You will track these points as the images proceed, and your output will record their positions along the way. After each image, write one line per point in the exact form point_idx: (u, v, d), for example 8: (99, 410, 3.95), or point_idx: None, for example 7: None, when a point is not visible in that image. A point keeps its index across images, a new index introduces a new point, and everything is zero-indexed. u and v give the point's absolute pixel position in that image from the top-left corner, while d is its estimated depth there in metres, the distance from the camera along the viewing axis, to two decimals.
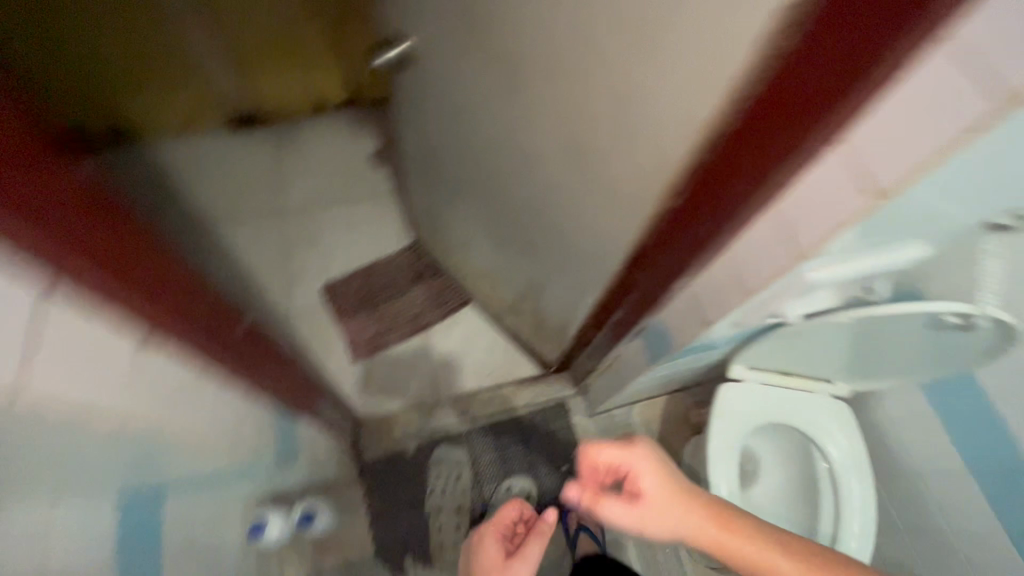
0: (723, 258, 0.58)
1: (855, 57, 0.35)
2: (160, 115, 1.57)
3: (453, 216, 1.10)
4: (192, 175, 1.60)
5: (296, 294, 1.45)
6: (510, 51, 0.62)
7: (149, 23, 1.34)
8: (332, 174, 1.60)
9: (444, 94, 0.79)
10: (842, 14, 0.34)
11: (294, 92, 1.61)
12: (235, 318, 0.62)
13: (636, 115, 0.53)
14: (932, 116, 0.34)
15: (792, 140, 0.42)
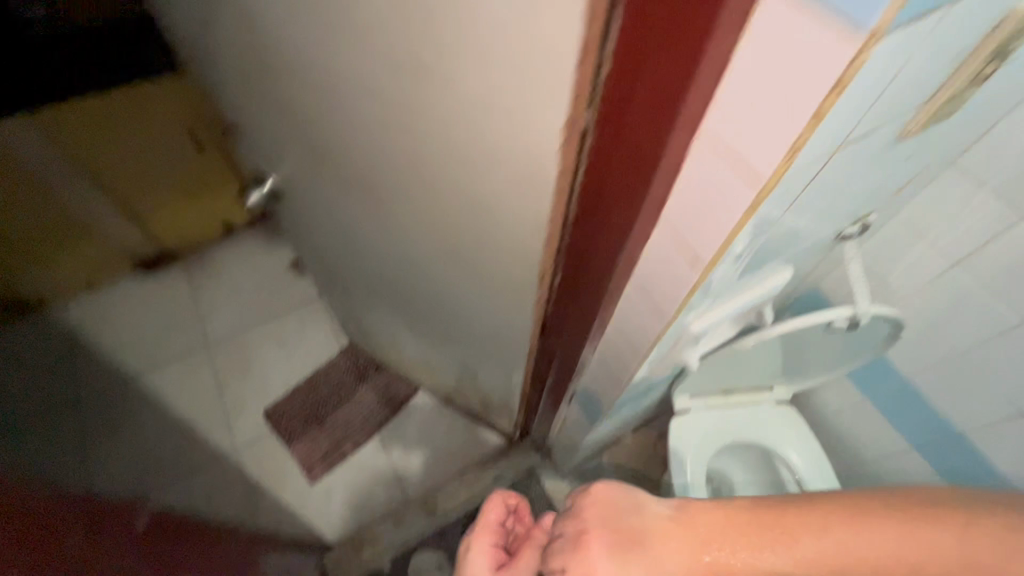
0: (614, 324, 0.59)
1: (638, 159, 0.38)
2: (64, 282, 1.50)
3: (373, 317, 1.09)
4: (103, 331, 1.52)
5: (236, 429, 1.38)
6: (362, 177, 0.64)
7: (39, 202, 1.29)
8: (252, 294, 1.57)
9: (322, 217, 0.80)
10: (615, 124, 0.37)
11: (197, 223, 1.58)
12: (130, 518, 0.61)
13: (489, 217, 0.55)
14: (717, 200, 0.37)
15: (621, 226, 0.44)
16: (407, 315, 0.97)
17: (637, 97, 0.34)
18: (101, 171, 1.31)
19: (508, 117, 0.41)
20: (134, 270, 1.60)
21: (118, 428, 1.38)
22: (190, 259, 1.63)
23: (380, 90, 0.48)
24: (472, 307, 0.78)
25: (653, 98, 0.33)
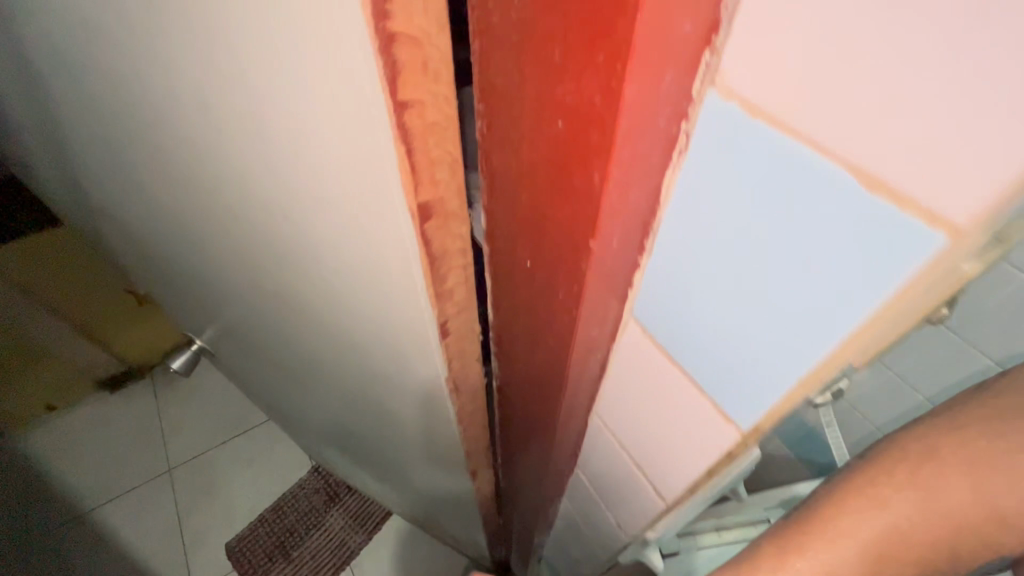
0: (564, 514, 0.54)
1: (544, 419, 0.35)
2: (20, 412, 1.41)
3: (329, 455, 1.01)
4: (55, 458, 1.42)
5: (195, 569, 1.27)
6: (279, 361, 0.58)
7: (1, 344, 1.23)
8: (218, 411, 1.50)
9: (253, 372, 0.74)
10: (516, 385, 0.35)
11: (160, 337, 1.51)
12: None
13: (403, 426, 0.49)
14: (633, 480, 0.35)
15: (545, 456, 0.42)
16: (358, 462, 0.91)
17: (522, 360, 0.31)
18: (65, 306, 1.26)
19: (389, 360, 0.36)
20: (93, 394, 1.52)
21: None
22: (154, 377, 1.56)
23: (263, 309, 0.43)
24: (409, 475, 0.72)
25: (542, 385, 0.31)
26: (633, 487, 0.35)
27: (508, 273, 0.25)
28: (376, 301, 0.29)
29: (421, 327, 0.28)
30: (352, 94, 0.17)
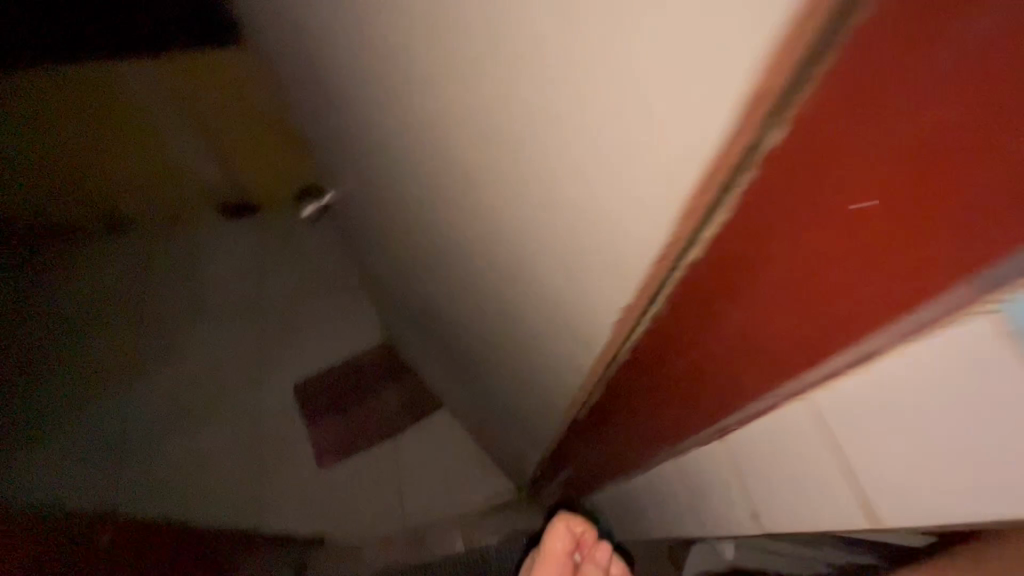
0: (664, 465, 0.54)
1: (736, 384, 0.34)
2: (151, 211, 1.61)
3: (418, 335, 1.06)
4: (171, 261, 1.59)
5: (266, 395, 1.41)
6: (417, 238, 0.61)
7: (138, 132, 1.42)
8: (315, 264, 1.60)
9: (379, 239, 0.77)
10: (709, 348, 0.34)
11: (276, 183, 1.62)
12: (91, 534, 0.65)
13: (536, 328, 0.50)
14: (832, 474, 0.34)
15: (694, 415, 0.41)
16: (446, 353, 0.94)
17: (722, 321, 0.31)
18: (189, 109, 1.40)
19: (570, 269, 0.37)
20: (216, 215, 1.66)
21: (162, 364, 1.45)
22: (267, 216, 1.67)
23: (439, 182, 0.45)
24: (497, 379, 0.74)
25: (769, 353, 0.29)
26: (828, 479, 0.34)
27: (793, 237, 0.23)
28: (606, 196, 0.28)
29: (658, 230, 0.27)
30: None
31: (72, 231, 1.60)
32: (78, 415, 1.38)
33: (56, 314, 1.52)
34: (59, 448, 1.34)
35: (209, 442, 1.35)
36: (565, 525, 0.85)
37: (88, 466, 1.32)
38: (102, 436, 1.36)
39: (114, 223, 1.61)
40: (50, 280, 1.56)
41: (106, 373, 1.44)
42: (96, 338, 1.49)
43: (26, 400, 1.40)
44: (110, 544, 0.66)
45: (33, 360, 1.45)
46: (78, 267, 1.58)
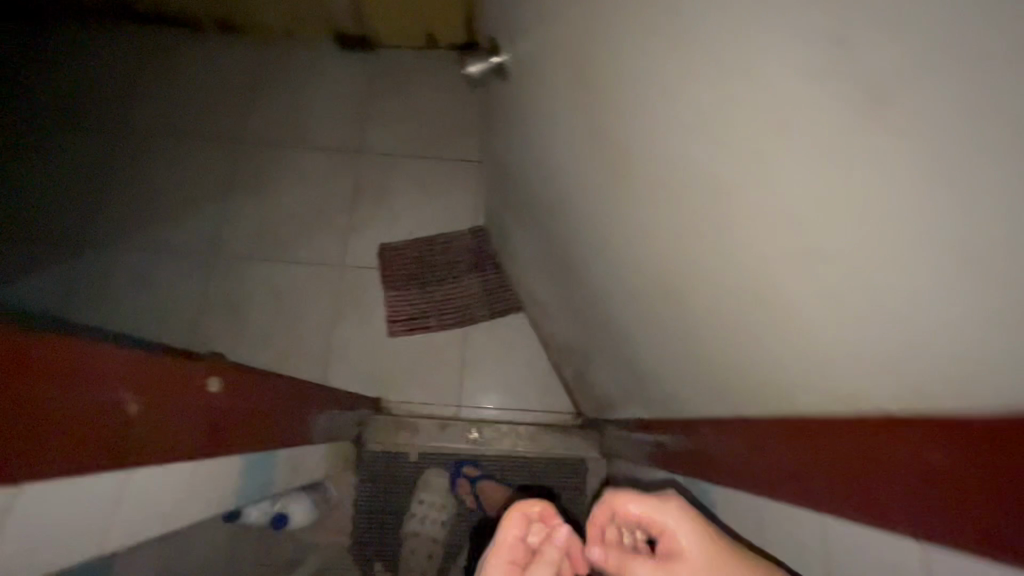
0: (762, 502, 0.47)
1: (987, 524, 0.25)
2: (268, 21, 1.50)
3: (535, 233, 0.97)
4: (281, 82, 1.52)
5: (352, 248, 1.39)
6: (613, 150, 0.50)
7: None
8: (421, 120, 1.48)
9: (547, 127, 0.65)
10: (989, 466, 0.24)
11: (403, 22, 1.44)
12: (211, 372, 0.51)
13: (740, 304, 0.40)
14: None
15: (875, 499, 0.32)
16: (565, 267, 0.85)
17: (881, 466, 0.31)
18: None
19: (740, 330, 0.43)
20: (331, 41, 1.55)
21: (261, 188, 1.43)
22: (383, 55, 1.54)
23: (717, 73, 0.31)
24: (641, 318, 0.64)
25: None
26: None
27: None
28: None
29: None
30: (1008, 249, 0.20)
31: (194, 25, 1.55)
32: (176, 216, 1.41)
33: (168, 107, 1.50)
34: (156, 244, 1.39)
35: (288, 279, 1.36)
36: (515, 512, 0.57)
37: (179, 269, 1.37)
38: (194, 244, 1.39)
39: (232, 23, 1.53)
40: (167, 71, 1.53)
41: (205, 183, 1.44)
42: (200, 142, 1.47)
43: (132, 188, 1.43)
44: (221, 393, 0.52)
45: (142, 149, 1.47)
46: (193, 64, 1.54)
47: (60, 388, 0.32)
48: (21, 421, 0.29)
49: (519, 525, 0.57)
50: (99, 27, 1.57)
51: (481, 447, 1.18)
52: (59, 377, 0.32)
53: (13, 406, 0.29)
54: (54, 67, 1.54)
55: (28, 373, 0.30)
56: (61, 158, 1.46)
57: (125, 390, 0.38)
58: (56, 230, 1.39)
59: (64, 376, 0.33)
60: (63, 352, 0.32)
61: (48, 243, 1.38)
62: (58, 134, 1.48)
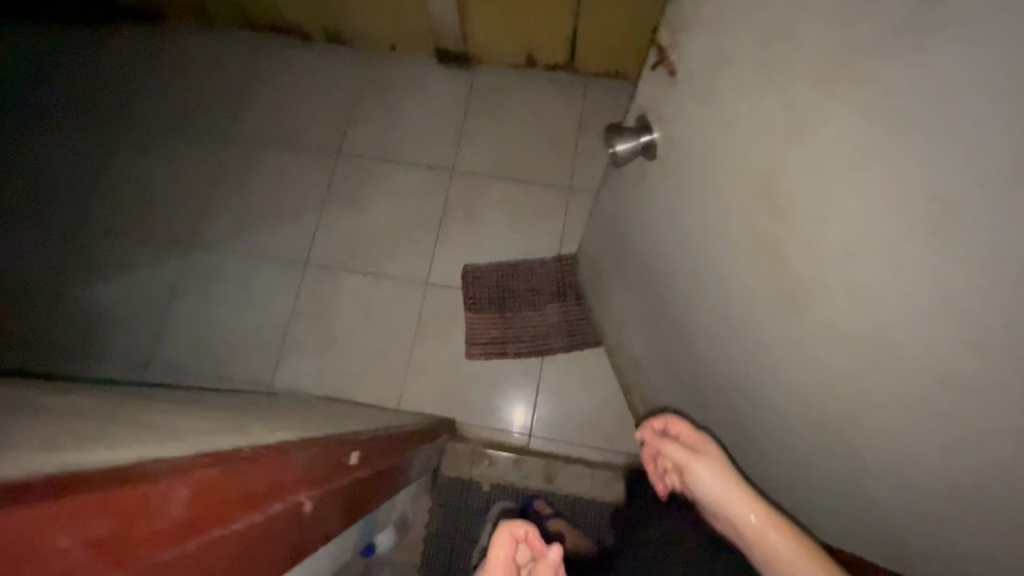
0: None
1: None
2: (373, 34, 1.53)
3: (639, 285, 0.97)
4: (380, 95, 1.56)
5: (437, 266, 1.41)
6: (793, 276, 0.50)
7: None
8: (514, 142, 1.49)
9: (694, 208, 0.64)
10: None
11: (507, 40, 1.44)
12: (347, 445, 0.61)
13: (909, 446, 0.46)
14: None
15: None
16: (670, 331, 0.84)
17: None
18: None
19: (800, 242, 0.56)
20: (431, 57, 1.56)
21: (354, 200, 1.47)
22: (482, 74, 1.55)
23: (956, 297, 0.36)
24: (761, 364, 0.62)
25: None
26: None
27: None
28: None
29: None
30: None
31: (301, 34, 1.58)
32: (276, 223, 1.47)
33: (274, 116, 1.55)
34: (256, 249, 1.45)
35: (376, 293, 1.40)
36: (503, 533, 0.70)
37: (276, 275, 1.43)
38: (290, 252, 1.44)
39: (339, 35, 1.55)
40: (276, 79, 1.58)
41: (303, 192, 1.49)
42: (302, 152, 1.52)
43: (236, 191, 1.50)
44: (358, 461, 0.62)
45: (249, 155, 1.53)
46: (299, 74, 1.58)
47: (268, 515, 0.43)
48: (242, 556, 0.40)
49: (505, 544, 0.69)
50: (212, 32, 1.62)
51: (552, 487, 1.19)
52: (265, 506, 0.43)
53: (237, 543, 0.40)
54: (161, 65, 1.60)
55: (245, 512, 0.40)
56: (175, 159, 1.53)
57: (304, 495, 0.49)
58: (164, 227, 1.48)
59: (267, 502, 0.43)
60: (263, 487, 0.43)
61: (162, 242, 1.46)
62: (173, 137, 1.54)
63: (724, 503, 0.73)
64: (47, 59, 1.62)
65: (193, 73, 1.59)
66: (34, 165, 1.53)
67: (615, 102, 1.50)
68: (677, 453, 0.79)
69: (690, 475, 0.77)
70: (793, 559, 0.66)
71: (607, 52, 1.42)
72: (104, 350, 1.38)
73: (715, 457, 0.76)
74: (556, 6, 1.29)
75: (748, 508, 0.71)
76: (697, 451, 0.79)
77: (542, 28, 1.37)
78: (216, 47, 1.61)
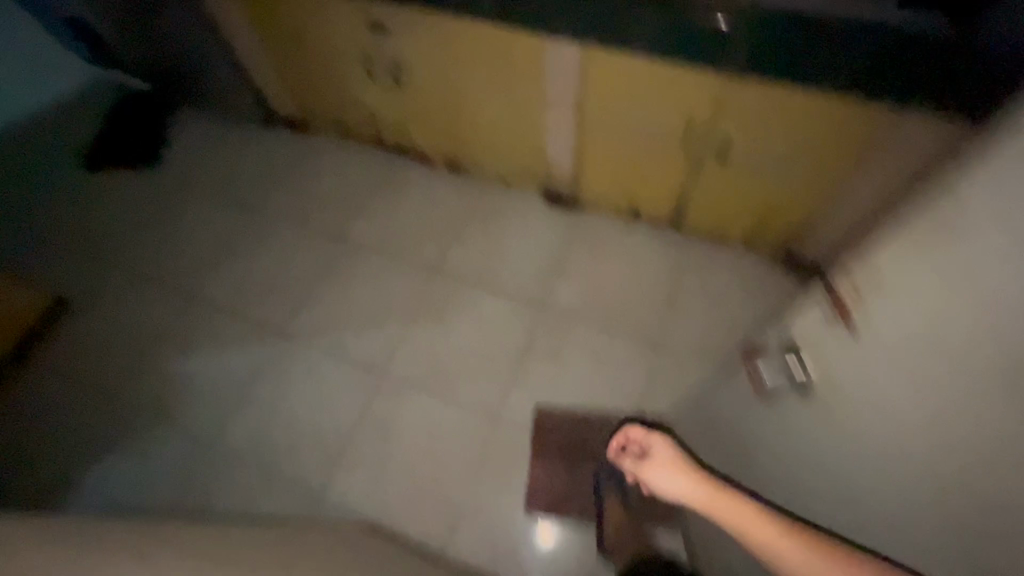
0: None
1: None
2: (491, 168, 1.63)
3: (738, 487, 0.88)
4: (486, 222, 1.63)
5: (510, 402, 1.37)
6: None
7: (527, 107, 1.35)
8: (608, 287, 1.49)
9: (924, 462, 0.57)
10: None
11: (618, 190, 1.49)
12: None
13: None
14: None
15: None
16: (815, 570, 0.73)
17: None
18: (587, 110, 1.27)
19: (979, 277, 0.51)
20: (539, 194, 1.64)
21: (441, 317, 1.49)
22: (585, 216, 1.59)
23: None
24: None
25: None
26: None
27: None
28: None
29: None
30: None
31: (425, 158, 1.72)
32: (363, 328, 1.50)
33: (384, 226, 1.65)
34: (339, 350, 1.47)
35: (444, 417, 1.36)
36: None
37: (349, 380, 1.43)
38: (371, 359, 1.46)
39: (459, 165, 1.68)
40: (393, 194, 1.70)
41: (395, 302, 1.53)
42: (401, 263, 1.59)
43: (332, 289, 1.56)
44: None
45: (353, 258, 1.61)
46: (415, 192, 1.70)
47: None
48: None
49: None
50: (349, 147, 1.80)
51: None
52: None
53: None
54: (297, 168, 1.78)
55: None
56: (285, 251, 1.63)
57: None
58: (257, 313, 1.54)
59: None
60: None
61: (253, 327, 1.51)
62: (290, 230, 1.67)
63: (676, 491, 0.91)
64: (205, 148, 1.84)
65: (322, 179, 1.75)
66: (165, 238, 1.68)
67: (715, 264, 1.49)
68: (633, 465, 1.03)
69: (645, 480, 0.98)
70: (739, 521, 0.77)
71: (715, 215, 1.42)
72: (173, 425, 1.41)
73: (657, 456, 0.98)
74: (673, 168, 1.34)
75: (694, 488, 0.88)
76: (645, 457, 1.00)
77: (655, 185, 1.41)
78: (349, 160, 1.78)
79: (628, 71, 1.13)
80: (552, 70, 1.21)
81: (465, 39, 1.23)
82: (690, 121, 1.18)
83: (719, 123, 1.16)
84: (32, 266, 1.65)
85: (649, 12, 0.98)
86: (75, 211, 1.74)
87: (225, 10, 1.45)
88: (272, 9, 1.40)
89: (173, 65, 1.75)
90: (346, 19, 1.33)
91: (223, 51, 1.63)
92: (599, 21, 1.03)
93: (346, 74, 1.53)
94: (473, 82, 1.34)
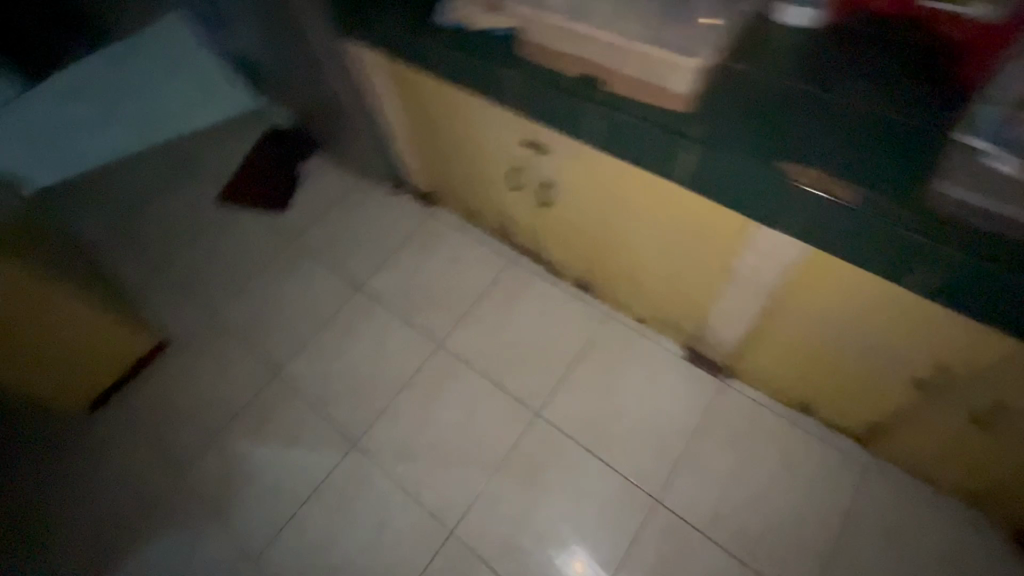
0: None
1: None
2: (626, 305, 1.37)
3: None
4: (607, 366, 1.36)
5: None
6: None
7: (695, 272, 1.07)
8: (746, 499, 1.18)
9: None
10: None
11: (790, 381, 1.15)
12: None
13: None
14: None
15: None
16: None
17: None
18: (781, 302, 0.97)
19: None
20: (680, 346, 1.35)
21: (533, 477, 1.26)
22: (734, 391, 1.29)
23: None
24: None
25: None
26: None
27: None
28: None
29: None
30: None
31: (553, 271, 1.50)
32: (441, 465, 1.31)
33: (490, 342, 1.45)
34: (411, 484, 1.30)
35: None
36: None
37: (417, 526, 1.25)
38: (442, 504, 1.27)
39: (589, 289, 1.44)
40: (507, 303, 1.50)
41: (483, 440, 1.32)
42: (499, 391, 1.38)
43: (420, 405, 1.39)
44: None
45: (446, 373, 1.42)
46: (534, 306, 1.48)
47: None
48: None
49: None
50: (471, 234, 1.63)
51: None
52: None
53: None
54: (411, 247, 1.64)
55: None
56: (381, 345, 1.50)
57: None
58: (338, 414, 1.41)
59: None
60: None
61: (331, 430, 1.39)
62: (390, 320, 1.53)
63: None
64: (328, 205, 1.77)
65: (433, 267, 1.60)
66: (268, 298, 1.62)
67: (903, 510, 1.12)
68: None
69: None
70: None
71: (928, 457, 1.05)
72: (226, 522, 1.32)
73: None
74: (888, 396, 0.99)
75: None
76: None
77: (849, 399, 1.06)
78: (467, 250, 1.60)
79: (865, 286, 0.81)
80: (747, 255, 0.91)
81: (644, 191, 0.98)
82: (943, 364, 0.84)
83: (989, 380, 0.81)
84: (145, 299, 1.66)
85: (943, 254, 0.65)
86: (197, 248, 1.74)
87: (379, 87, 1.34)
88: (426, 99, 1.25)
89: (317, 118, 1.69)
90: (505, 133, 1.14)
91: (368, 121, 1.53)
92: (848, 239, 0.72)
93: (487, 175, 1.34)
94: (634, 229, 1.09)
